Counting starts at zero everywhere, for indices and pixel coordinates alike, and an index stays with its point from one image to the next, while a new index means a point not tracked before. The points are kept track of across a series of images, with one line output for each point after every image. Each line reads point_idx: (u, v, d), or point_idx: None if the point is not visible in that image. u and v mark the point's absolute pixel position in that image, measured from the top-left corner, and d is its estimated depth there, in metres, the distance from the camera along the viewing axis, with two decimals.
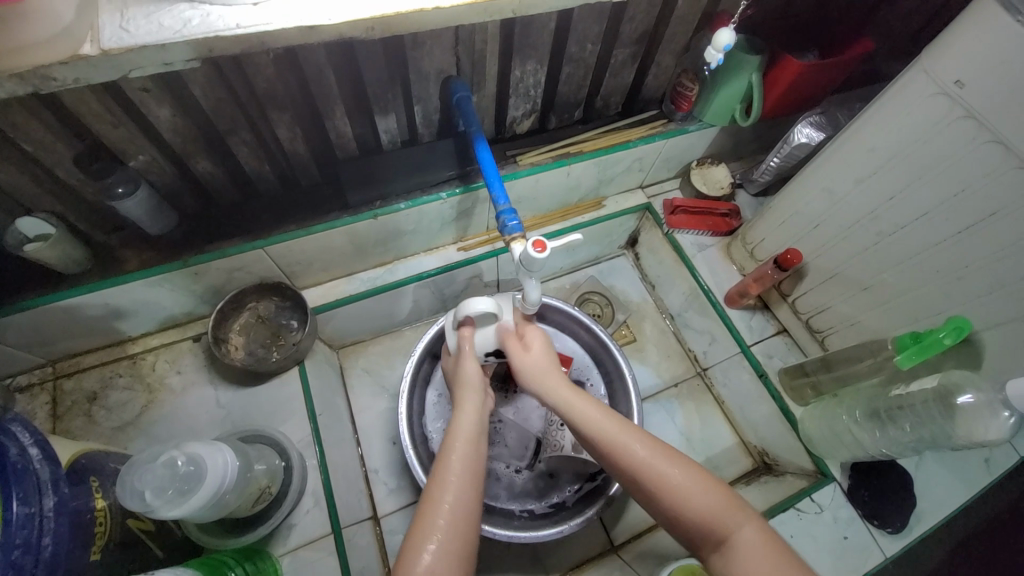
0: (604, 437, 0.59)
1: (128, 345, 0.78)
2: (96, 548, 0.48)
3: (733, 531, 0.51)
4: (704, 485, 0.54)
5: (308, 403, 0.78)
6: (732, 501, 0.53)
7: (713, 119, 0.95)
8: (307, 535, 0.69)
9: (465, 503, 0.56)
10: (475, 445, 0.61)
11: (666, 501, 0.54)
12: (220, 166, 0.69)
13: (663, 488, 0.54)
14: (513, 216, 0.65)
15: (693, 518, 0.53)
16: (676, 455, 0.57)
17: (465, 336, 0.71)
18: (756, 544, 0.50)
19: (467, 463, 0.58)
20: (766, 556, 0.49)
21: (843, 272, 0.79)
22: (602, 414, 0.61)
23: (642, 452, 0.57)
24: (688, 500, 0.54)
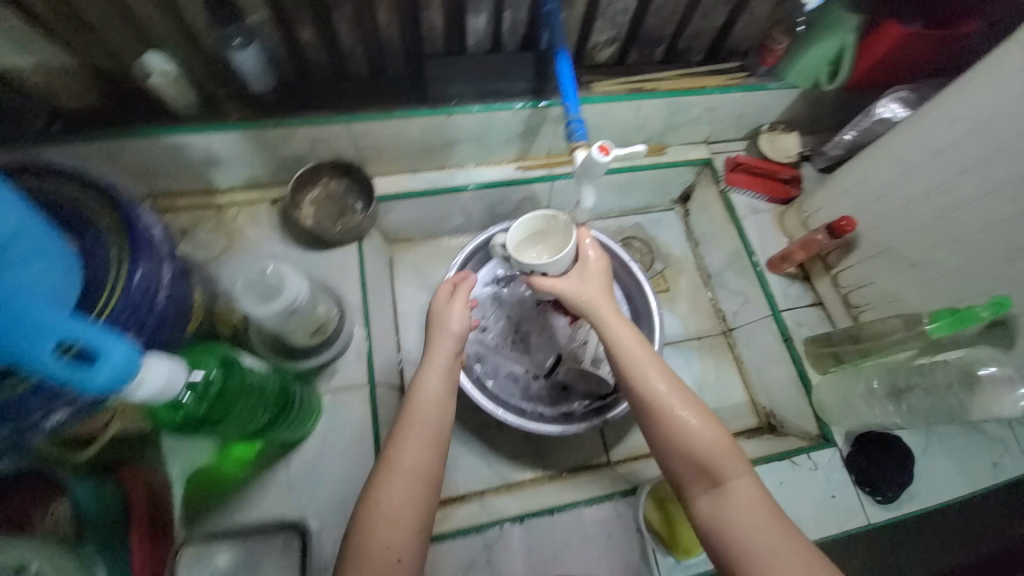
0: (645, 373, 0.64)
1: (216, 196, 0.88)
2: (191, 326, 0.56)
3: (732, 478, 0.58)
4: (717, 436, 0.60)
5: (362, 275, 0.87)
6: (737, 453, 0.59)
7: (794, 80, 0.94)
8: (346, 382, 0.79)
9: (422, 460, 0.60)
10: (443, 408, 0.65)
11: (677, 442, 0.60)
12: (322, 39, 0.75)
13: (674, 428, 0.60)
14: (581, 125, 0.70)
15: (694, 459, 0.59)
16: (703, 409, 0.62)
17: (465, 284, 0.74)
18: (751, 493, 0.57)
19: (427, 417, 0.63)
20: (750, 507, 0.56)
21: (895, 247, 0.79)
22: (643, 350, 0.65)
23: (668, 395, 0.62)
24: (697, 447, 0.59)
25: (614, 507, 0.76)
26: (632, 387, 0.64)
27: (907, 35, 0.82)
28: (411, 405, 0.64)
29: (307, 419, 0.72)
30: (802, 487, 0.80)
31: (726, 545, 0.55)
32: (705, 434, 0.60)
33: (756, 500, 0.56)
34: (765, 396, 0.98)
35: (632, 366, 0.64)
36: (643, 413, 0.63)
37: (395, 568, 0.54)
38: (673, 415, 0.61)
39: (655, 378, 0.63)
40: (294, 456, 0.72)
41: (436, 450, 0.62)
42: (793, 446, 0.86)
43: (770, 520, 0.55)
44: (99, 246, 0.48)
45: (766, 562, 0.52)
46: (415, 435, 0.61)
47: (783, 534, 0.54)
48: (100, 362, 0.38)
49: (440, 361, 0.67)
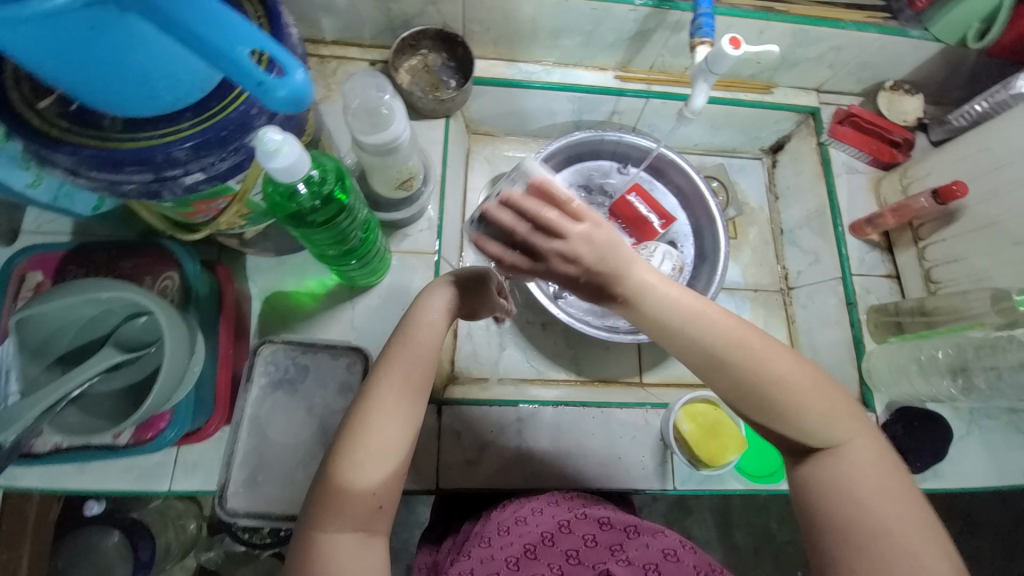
0: (721, 328, 0.53)
1: (320, 47, 0.89)
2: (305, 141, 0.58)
3: (844, 438, 0.51)
4: (824, 396, 0.52)
5: (445, 151, 0.88)
6: (843, 405, 0.52)
7: (939, 34, 0.86)
8: (416, 246, 0.82)
9: (391, 425, 0.51)
10: (418, 361, 0.54)
11: (781, 412, 0.51)
12: None
13: (779, 397, 0.51)
14: (710, 22, 0.66)
15: (802, 427, 0.51)
16: (806, 366, 0.52)
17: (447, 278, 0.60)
18: (865, 450, 0.50)
19: (405, 367, 0.53)
20: (869, 471, 0.49)
21: (1001, 223, 0.75)
22: (704, 306, 0.53)
23: (769, 362, 0.51)
24: (805, 414, 0.51)
25: (645, 414, 0.79)
26: (699, 350, 0.53)
27: None
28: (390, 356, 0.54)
29: (378, 269, 0.76)
30: None
31: (847, 530, 0.48)
32: (807, 393, 0.51)
33: (874, 456, 0.50)
34: (809, 358, 0.97)
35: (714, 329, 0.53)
36: (733, 385, 0.52)
37: (378, 514, 0.50)
38: (772, 380, 0.51)
39: (747, 341, 0.52)
40: (360, 300, 0.78)
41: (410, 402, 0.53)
42: None
43: (896, 489, 0.48)
44: None
45: (895, 534, 0.46)
46: (396, 375, 0.53)
47: (904, 488, 0.49)
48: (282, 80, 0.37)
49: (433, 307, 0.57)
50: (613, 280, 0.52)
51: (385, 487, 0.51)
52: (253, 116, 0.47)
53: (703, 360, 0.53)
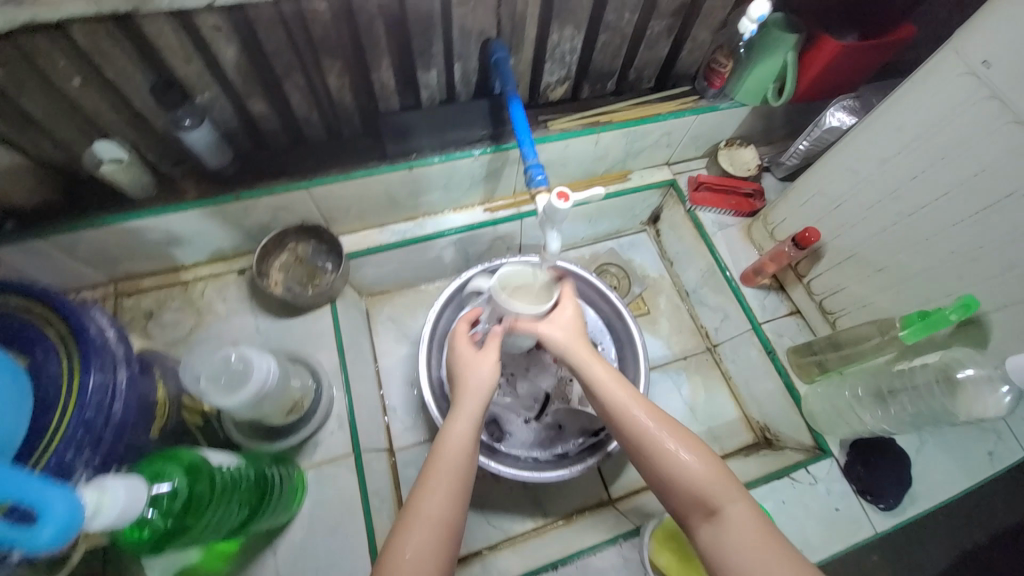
0: (619, 402, 0.64)
1: (181, 273, 0.86)
2: (157, 427, 0.55)
3: (725, 504, 0.56)
4: (704, 460, 0.59)
5: (337, 337, 0.85)
6: (728, 478, 0.58)
7: (744, 99, 0.96)
8: (330, 453, 0.76)
9: (448, 510, 0.56)
10: (467, 457, 0.61)
11: (666, 472, 0.59)
12: (274, 109, 0.75)
13: (661, 460, 0.60)
14: (540, 170, 0.70)
15: (686, 487, 0.58)
16: (689, 436, 0.61)
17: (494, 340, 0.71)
18: (746, 517, 0.54)
19: (457, 460, 0.60)
20: (747, 533, 0.53)
21: (861, 253, 0.80)
22: (614, 378, 0.67)
23: (654, 427, 0.62)
24: (688, 479, 0.58)
25: (620, 550, 0.74)
26: (612, 417, 0.65)
27: (842, 48, 0.85)
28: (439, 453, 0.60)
29: (291, 503, 0.69)
30: (805, 504, 0.79)
31: None
32: (691, 462, 0.59)
33: (759, 525, 0.54)
34: (757, 411, 0.98)
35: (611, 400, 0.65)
36: (634, 445, 0.63)
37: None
38: (658, 444, 0.61)
39: (637, 412, 0.63)
40: (280, 541, 0.69)
41: (460, 498, 0.58)
42: (791, 461, 0.86)
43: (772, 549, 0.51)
44: (49, 362, 0.47)
45: None
46: (433, 490, 0.57)
47: (783, 557, 0.51)
48: (42, 519, 0.34)
49: (462, 424, 0.63)
50: (568, 340, 0.70)
51: None
52: (71, 457, 0.44)
53: (612, 421, 0.65)
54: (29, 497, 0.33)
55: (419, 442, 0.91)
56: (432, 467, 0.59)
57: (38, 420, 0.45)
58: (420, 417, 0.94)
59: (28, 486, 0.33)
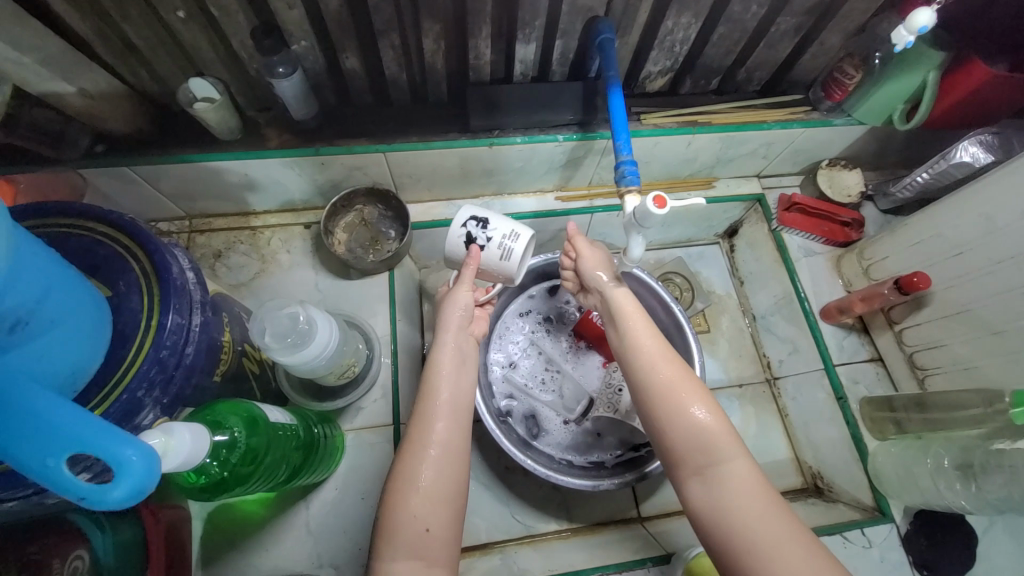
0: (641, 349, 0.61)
1: (252, 218, 0.87)
2: (220, 371, 0.55)
3: (726, 461, 0.53)
4: (710, 413, 0.55)
5: (392, 306, 0.84)
6: (732, 435, 0.54)
7: (863, 117, 0.86)
8: (370, 420, 0.76)
9: (453, 435, 0.58)
10: (456, 381, 0.62)
11: (671, 421, 0.56)
12: (365, 66, 0.73)
13: (670, 409, 0.56)
14: (633, 167, 0.65)
15: (688, 438, 0.54)
16: (702, 389, 0.57)
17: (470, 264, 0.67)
18: (745, 479, 0.51)
19: (454, 394, 0.61)
20: (748, 494, 0.51)
21: (975, 311, 0.71)
22: (646, 327, 0.63)
23: (669, 375, 0.58)
24: (691, 431, 0.55)
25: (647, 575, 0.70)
26: (631, 364, 0.61)
27: (994, 76, 0.74)
28: (432, 382, 0.61)
29: (331, 460, 0.70)
30: (855, 567, 0.73)
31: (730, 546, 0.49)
32: (699, 415, 0.55)
33: (761, 489, 0.51)
34: (812, 456, 0.91)
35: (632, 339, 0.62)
36: (641, 392, 0.59)
37: (425, 537, 0.52)
38: (669, 393, 0.57)
39: (658, 361, 0.59)
40: (313, 498, 0.70)
41: (461, 423, 0.60)
42: (844, 517, 0.79)
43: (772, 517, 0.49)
44: (130, 296, 0.48)
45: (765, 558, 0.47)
46: (432, 423, 0.58)
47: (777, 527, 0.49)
48: (118, 475, 0.33)
49: (453, 338, 0.65)
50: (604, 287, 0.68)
51: (433, 514, 0.53)
52: (141, 395, 0.45)
53: (629, 366, 0.62)
54: (102, 451, 0.33)
55: None
56: (423, 399, 0.60)
57: (114, 354, 0.46)
58: None
59: (104, 438, 0.33)
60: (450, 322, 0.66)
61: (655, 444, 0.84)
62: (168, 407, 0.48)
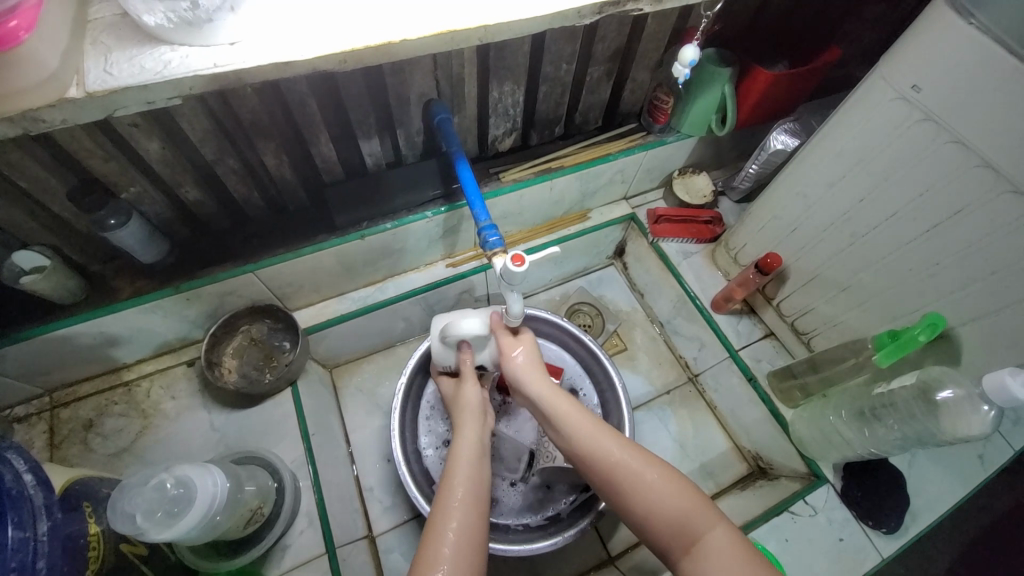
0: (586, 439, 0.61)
1: (123, 372, 0.80)
2: (90, 572, 0.49)
3: (707, 532, 0.52)
4: (679, 490, 0.55)
5: (301, 423, 0.79)
6: (706, 505, 0.54)
7: (690, 131, 0.97)
8: (302, 556, 0.70)
9: (469, 522, 0.56)
10: (477, 468, 0.62)
11: (644, 506, 0.55)
12: (209, 194, 0.71)
13: (639, 496, 0.56)
14: (493, 231, 0.68)
15: (665, 520, 0.54)
16: (661, 465, 0.58)
17: (466, 359, 0.74)
18: (729, 545, 0.51)
19: (470, 486, 0.59)
20: (734, 562, 0.49)
21: (823, 274, 0.81)
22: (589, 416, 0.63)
23: (634, 463, 0.58)
24: (665, 510, 0.54)
25: None
26: (584, 460, 0.61)
27: (775, 76, 0.87)
28: (452, 471, 0.61)
29: None
30: (808, 539, 0.76)
31: None
32: (670, 490, 0.55)
33: (747, 552, 0.50)
34: (747, 440, 0.95)
35: (579, 431, 0.62)
36: (608, 487, 0.58)
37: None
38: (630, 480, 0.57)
39: (611, 448, 0.59)
40: None
41: (482, 513, 0.58)
42: (788, 492, 0.83)
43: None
44: None
45: None
46: (458, 514, 0.56)
47: None
48: None
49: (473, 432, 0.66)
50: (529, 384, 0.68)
51: None
52: None
53: (581, 461, 0.61)
54: None
55: (401, 523, 0.85)
56: (445, 486, 0.59)
57: None
58: (400, 495, 0.88)
59: None
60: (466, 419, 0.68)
61: None
62: None
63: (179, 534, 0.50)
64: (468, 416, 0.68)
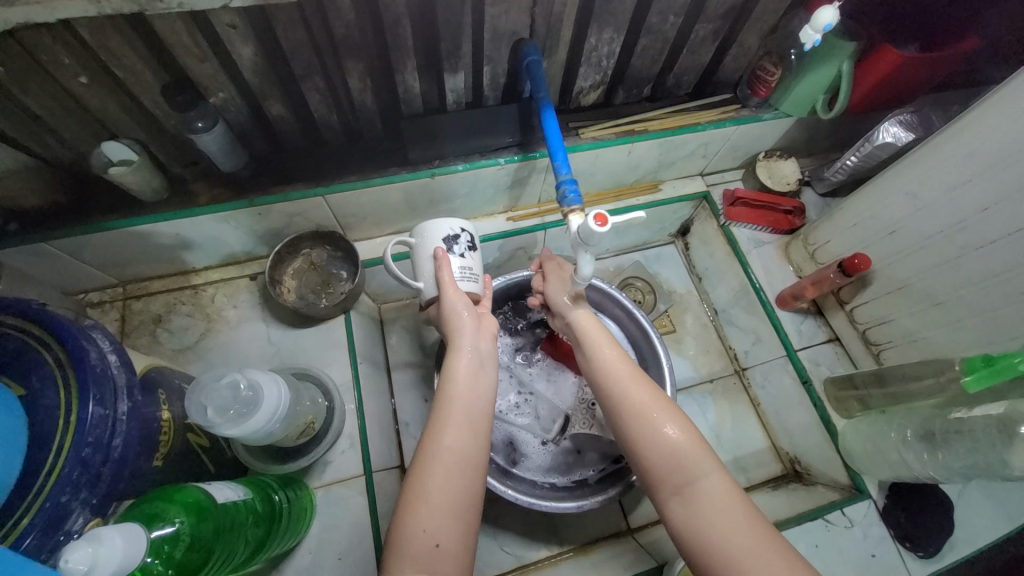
0: (604, 363, 0.64)
1: (192, 276, 0.83)
2: (159, 455, 0.52)
3: (702, 476, 0.53)
4: (682, 431, 0.56)
5: (351, 350, 0.82)
6: (706, 451, 0.55)
7: (790, 109, 0.88)
8: (341, 473, 0.73)
9: (464, 444, 0.56)
10: (471, 386, 0.60)
11: (649, 435, 0.56)
12: (292, 111, 0.71)
13: (648, 424, 0.57)
14: (573, 187, 0.65)
15: (665, 453, 0.55)
16: (671, 405, 0.59)
17: (443, 266, 0.65)
18: (722, 492, 0.52)
19: (468, 406, 0.58)
20: (725, 507, 0.51)
21: (914, 285, 0.75)
22: (613, 347, 0.65)
23: (640, 392, 0.60)
24: (667, 446, 0.55)
25: None
26: (601, 384, 0.63)
27: (905, 59, 0.77)
28: (447, 394, 0.59)
29: (300, 524, 0.67)
30: (840, 548, 0.74)
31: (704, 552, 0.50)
32: (676, 429, 0.56)
33: (736, 496, 0.52)
34: (787, 441, 0.93)
35: (601, 358, 0.64)
36: (615, 409, 0.60)
37: (434, 553, 0.49)
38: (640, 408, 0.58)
39: (625, 375, 0.62)
40: (286, 566, 0.67)
41: (478, 434, 0.57)
42: (825, 499, 0.80)
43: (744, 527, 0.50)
44: (45, 391, 0.44)
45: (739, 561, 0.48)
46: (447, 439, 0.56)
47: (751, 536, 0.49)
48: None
49: (470, 341, 0.62)
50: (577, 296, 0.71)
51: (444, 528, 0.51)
52: (68, 500, 0.42)
53: (597, 383, 0.63)
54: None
55: None
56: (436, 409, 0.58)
57: (31, 459, 0.42)
58: None
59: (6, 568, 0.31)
60: (463, 328, 0.63)
61: None
62: (99, 508, 0.45)
63: (242, 433, 0.52)
64: (461, 324, 0.63)
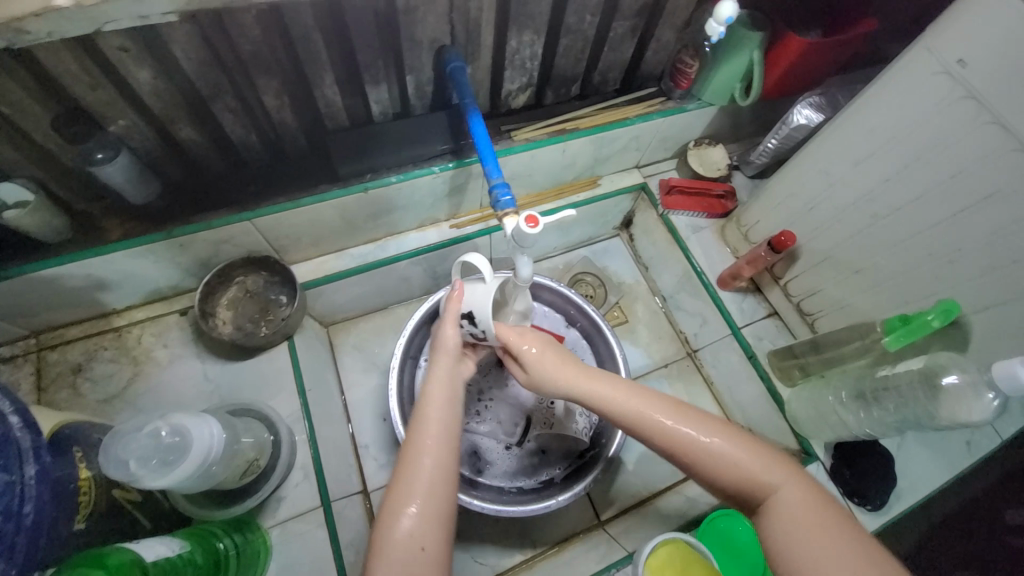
0: (620, 405, 0.57)
1: (113, 318, 0.77)
2: (80, 517, 0.48)
3: (780, 489, 0.51)
4: (743, 451, 0.53)
5: (297, 377, 0.78)
6: (771, 460, 0.53)
7: (711, 99, 0.92)
8: (297, 507, 0.70)
9: (444, 459, 0.54)
10: (449, 405, 0.58)
11: (711, 467, 0.53)
12: (205, 134, 0.67)
13: (704, 457, 0.53)
14: (505, 190, 0.65)
15: (734, 479, 0.52)
16: (719, 424, 0.55)
17: (453, 300, 0.65)
18: (805, 498, 0.50)
19: (444, 427, 0.56)
20: (812, 516, 0.49)
21: (835, 256, 0.80)
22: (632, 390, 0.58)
23: (678, 429, 0.54)
24: (733, 472, 0.52)
25: None
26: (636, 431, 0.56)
27: (806, 45, 0.82)
28: (422, 414, 0.57)
29: (253, 568, 0.63)
30: None
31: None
32: (737, 452, 0.53)
33: (818, 500, 0.50)
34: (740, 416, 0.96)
35: (628, 404, 0.57)
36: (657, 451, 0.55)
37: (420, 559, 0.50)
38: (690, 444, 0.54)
39: (654, 412, 0.56)
40: None
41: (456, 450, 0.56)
42: None
43: (834, 531, 0.48)
44: None
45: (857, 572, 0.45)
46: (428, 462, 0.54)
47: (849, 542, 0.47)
48: None
49: (444, 368, 0.61)
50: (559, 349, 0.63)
51: (428, 534, 0.51)
52: None
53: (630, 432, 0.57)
54: None
55: None
56: (413, 429, 0.56)
57: None
58: (395, 453, 0.88)
59: None
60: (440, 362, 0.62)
61: (597, 446, 0.85)
62: None
63: (171, 483, 0.49)
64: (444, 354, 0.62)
